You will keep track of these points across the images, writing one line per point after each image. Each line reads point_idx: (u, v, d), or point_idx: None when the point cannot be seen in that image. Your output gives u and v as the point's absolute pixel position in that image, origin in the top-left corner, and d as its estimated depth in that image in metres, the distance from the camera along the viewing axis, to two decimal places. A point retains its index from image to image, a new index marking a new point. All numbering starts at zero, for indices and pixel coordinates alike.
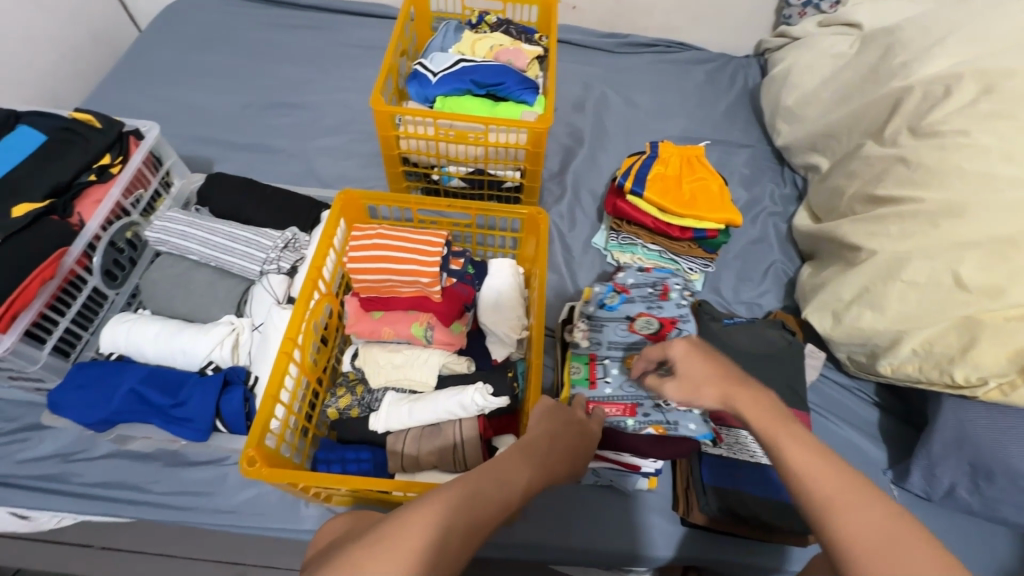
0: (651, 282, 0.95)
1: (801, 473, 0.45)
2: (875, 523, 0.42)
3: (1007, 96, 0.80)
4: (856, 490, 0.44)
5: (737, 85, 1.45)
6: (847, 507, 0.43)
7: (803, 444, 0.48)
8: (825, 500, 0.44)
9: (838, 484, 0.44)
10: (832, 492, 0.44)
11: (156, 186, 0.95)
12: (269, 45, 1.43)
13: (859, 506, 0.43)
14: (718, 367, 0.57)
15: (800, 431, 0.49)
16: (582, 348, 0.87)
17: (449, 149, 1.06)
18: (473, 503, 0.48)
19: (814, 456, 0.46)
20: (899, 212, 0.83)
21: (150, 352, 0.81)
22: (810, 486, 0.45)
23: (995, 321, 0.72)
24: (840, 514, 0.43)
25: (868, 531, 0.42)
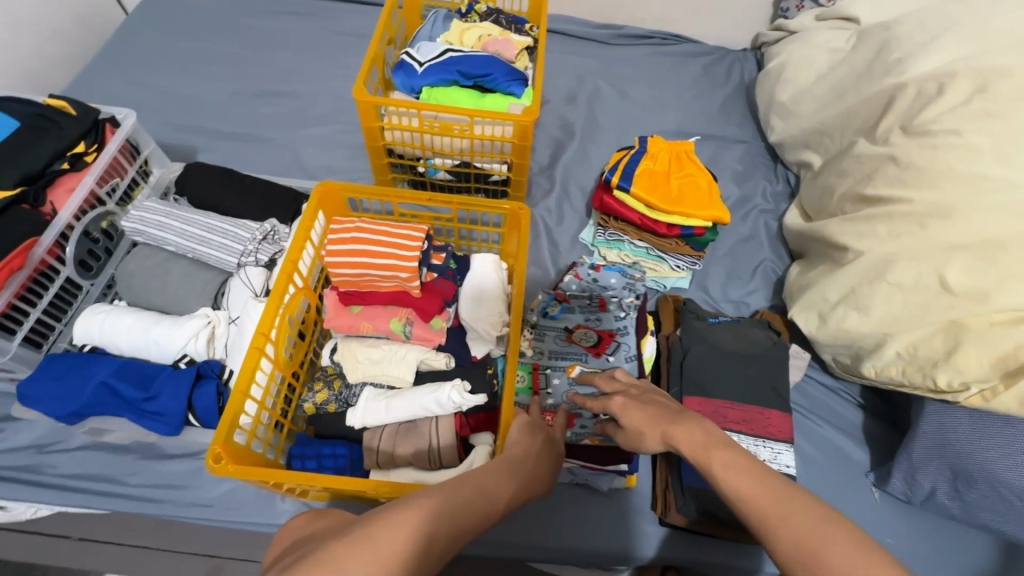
0: (588, 292, 0.99)
1: (739, 494, 0.45)
2: (813, 529, 0.41)
3: (1001, 95, 0.78)
4: (793, 498, 0.44)
5: (733, 79, 1.43)
6: (781, 515, 0.43)
7: (737, 460, 0.48)
8: (761, 515, 0.44)
9: (772, 495, 0.44)
10: (766, 505, 0.44)
11: (134, 175, 0.94)
12: (257, 31, 1.40)
13: (793, 514, 0.42)
14: (652, 411, 0.59)
15: (732, 449, 0.49)
16: (527, 356, 0.93)
17: (434, 141, 1.04)
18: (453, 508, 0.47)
19: (747, 476, 0.46)
20: (888, 212, 0.82)
21: (124, 344, 0.80)
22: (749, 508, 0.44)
23: (980, 325, 0.70)
24: (779, 526, 0.42)
25: (806, 535, 0.41)
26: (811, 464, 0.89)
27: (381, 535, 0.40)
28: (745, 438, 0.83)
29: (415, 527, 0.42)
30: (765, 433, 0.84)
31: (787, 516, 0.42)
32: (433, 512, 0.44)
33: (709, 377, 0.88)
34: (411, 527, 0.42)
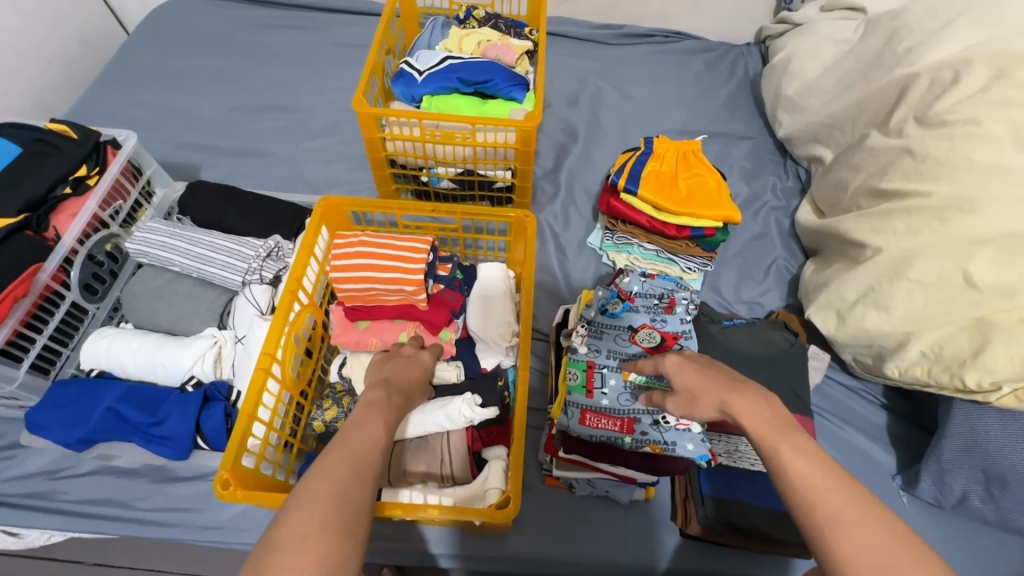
0: (657, 292, 0.89)
1: (802, 485, 0.44)
2: (884, 548, 0.39)
3: (1019, 82, 0.75)
4: (866, 507, 0.42)
5: (737, 74, 1.41)
6: (848, 523, 0.41)
7: (804, 451, 0.46)
8: (823, 510, 0.42)
9: (840, 499, 0.42)
10: (835, 504, 0.42)
11: (137, 196, 0.93)
12: (256, 46, 1.40)
13: (868, 527, 0.40)
14: (703, 373, 0.58)
15: (798, 436, 0.48)
16: (580, 353, 0.82)
17: (436, 150, 1.03)
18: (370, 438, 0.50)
19: (820, 473, 0.44)
20: (905, 207, 0.79)
21: (130, 367, 0.79)
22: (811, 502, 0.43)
23: (1009, 322, 0.67)
24: (840, 532, 0.40)
25: (869, 552, 0.39)
26: None
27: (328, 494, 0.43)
28: None
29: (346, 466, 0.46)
30: None
31: (858, 526, 0.40)
32: (355, 450, 0.48)
33: None
34: (342, 472, 0.45)
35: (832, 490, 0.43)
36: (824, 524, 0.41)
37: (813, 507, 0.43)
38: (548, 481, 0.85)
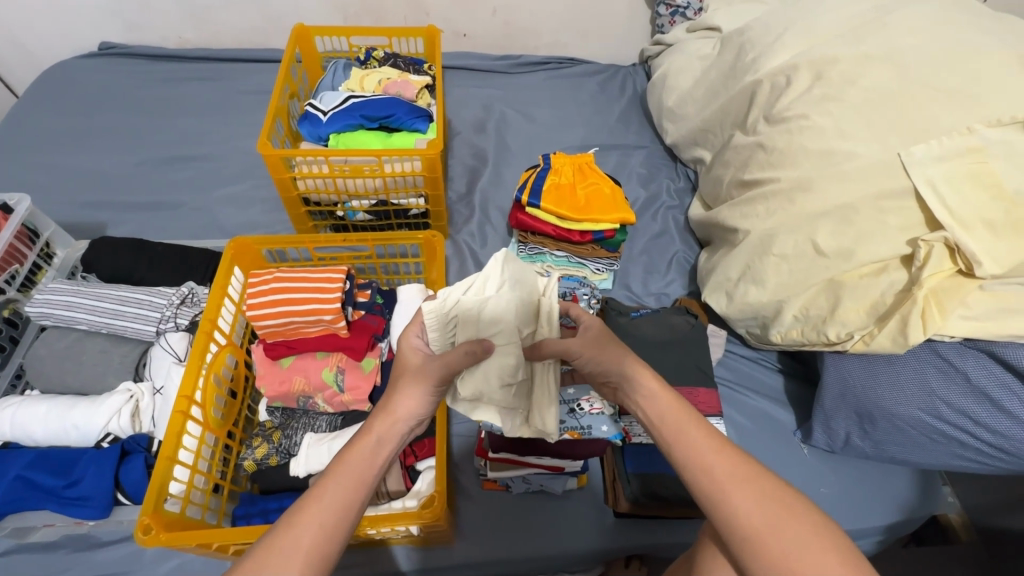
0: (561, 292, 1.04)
1: (697, 454, 0.51)
2: (771, 502, 0.47)
3: (835, 80, 0.89)
4: (748, 469, 0.50)
5: (627, 91, 1.55)
6: (740, 486, 0.48)
7: (700, 425, 0.53)
8: (716, 480, 0.49)
9: (730, 466, 0.50)
10: (727, 470, 0.49)
11: (35, 259, 0.90)
12: (159, 100, 1.40)
13: (753, 484, 0.48)
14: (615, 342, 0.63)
15: (690, 413, 0.54)
16: None
17: (348, 184, 1.07)
18: (331, 516, 0.48)
19: (712, 442, 0.51)
20: (764, 193, 0.91)
21: (38, 433, 0.77)
22: (710, 473, 0.50)
23: (853, 280, 0.79)
24: (736, 497, 0.48)
25: (760, 510, 0.47)
26: (745, 432, 0.96)
27: None
28: None
29: (291, 556, 0.45)
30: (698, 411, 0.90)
31: (747, 486, 0.48)
32: (316, 524, 0.47)
33: None
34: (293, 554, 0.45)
35: (725, 458, 0.50)
36: (722, 491, 0.48)
37: (713, 477, 0.49)
38: (487, 485, 0.88)
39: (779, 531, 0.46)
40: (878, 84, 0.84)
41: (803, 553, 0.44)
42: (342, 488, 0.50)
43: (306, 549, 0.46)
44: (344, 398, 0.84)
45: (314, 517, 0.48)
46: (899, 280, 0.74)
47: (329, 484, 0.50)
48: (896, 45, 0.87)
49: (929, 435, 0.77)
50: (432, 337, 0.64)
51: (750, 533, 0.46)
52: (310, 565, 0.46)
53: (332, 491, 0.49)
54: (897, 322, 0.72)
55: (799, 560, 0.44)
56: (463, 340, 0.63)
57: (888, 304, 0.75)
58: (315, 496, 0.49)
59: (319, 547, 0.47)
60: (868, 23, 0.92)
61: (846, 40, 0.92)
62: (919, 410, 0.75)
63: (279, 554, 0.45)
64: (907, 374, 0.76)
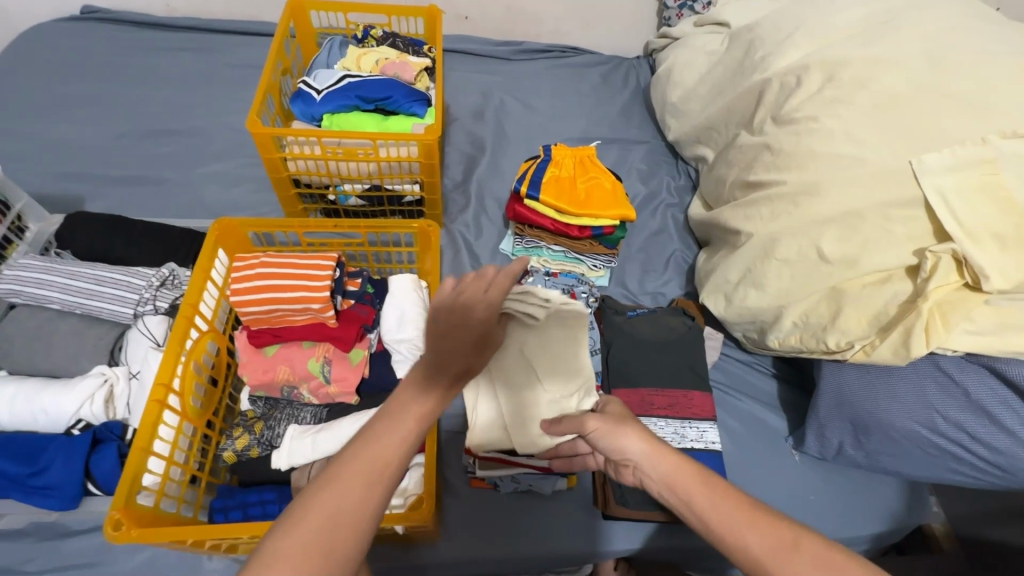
0: (560, 286, 1.02)
1: (729, 530, 0.50)
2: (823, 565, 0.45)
3: (846, 82, 0.86)
4: (784, 536, 0.48)
5: (630, 84, 1.51)
6: (784, 558, 0.46)
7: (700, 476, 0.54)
8: (733, 528, 0.49)
9: (767, 538, 0.48)
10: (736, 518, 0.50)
11: (5, 232, 0.86)
12: (143, 70, 1.33)
13: (795, 552, 0.47)
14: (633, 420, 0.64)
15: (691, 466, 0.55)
16: None
17: (340, 167, 1.03)
18: (382, 465, 0.45)
19: (739, 514, 0.50)
20: (768, 196, 0.89)
21: (5, 417, 0.73)
22: (750, 551, 0.48)
23: (855, 288, 0.77)
24: (781, 571, 0.46)
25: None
26: (737, 437, 0.95)
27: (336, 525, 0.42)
28: (672, 421, 0.88)
29: (330, 526, 0.42)
30: (691, 414, 0.89)
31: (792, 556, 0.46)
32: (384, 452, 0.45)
33: (633, 368, 0.92)
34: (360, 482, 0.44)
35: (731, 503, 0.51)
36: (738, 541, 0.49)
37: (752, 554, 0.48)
38: (474, 483, 0.86)
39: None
40: (890, 88, 0.82)
41: None
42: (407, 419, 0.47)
43: (342, 523, 0.42)
44: (329, 390, 0.81)
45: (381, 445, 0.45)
46: (904, 290, 0.73)
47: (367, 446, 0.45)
48: (910, 49, 0.85)
49: (923, 448, 0.76)
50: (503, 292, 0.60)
51: None
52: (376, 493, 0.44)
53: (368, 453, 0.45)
54: (900, 333, 0.71)
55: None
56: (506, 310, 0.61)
57: (890, 315, 0.73)
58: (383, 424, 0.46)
59: (383, 477, 0.45)
60: (881, 25, 0.90)
61: (859, 41, 0.90)
62: (915, 423, 0.75)
63: (345, 484, 0.43)
64: (905, 386, 0.75)
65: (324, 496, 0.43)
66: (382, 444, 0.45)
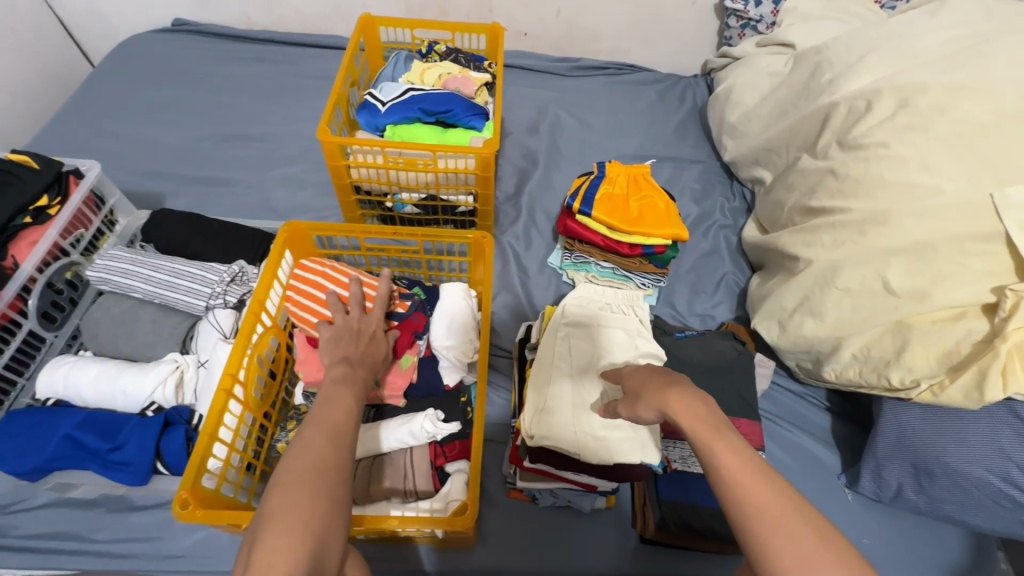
0: None
1: (727, 472, 0.49)
2: (786, 505, 0.47)
3: (922, 108, 0.83)
4: (764, 481, 0.48)
5: (686, 103, 1.50)
6: (755, 489, 0.48)
7: (740, 451, 0.50)
8: (759, 514, 0.46)
9: (742, 468, 0.49)
10: (764, 506, 0.46)
11: (99, 225, 0.94)
12: (224, 78, 1.43)
13: (761, 492, 0.47)
14: (659, 375, 0.62)
15: (730, 433, 0.52)
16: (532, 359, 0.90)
17: (400, 177, 1.07)
18: (336, 420, 0.58)
19: (742, 458, 0.49)
20: (831, 223, 0.86)
21: (89, 395, 0.79)
22: (730, 480, 0.49)
23: (924, 324, 0.73)
24: (754, 498, 0.47)
25: (776, 505, 0.47)
26: (786, 470, 0.91)
27: (310, 463, 0.51)
28: None
29: (312, 476, 0.50)
30: None
31: (761, 489, 0.47)
32: (338, 418, 0.58)
33: None
34: (321, 441, 0.54)
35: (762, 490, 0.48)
36: (757, 526, 0.46)
37: (731, 482, 0.49)
38: (512, 494, 0.87)
39: (783, 531, 0.45)
40: (971, 116, 0.78)
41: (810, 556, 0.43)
42: (345, 396, 0.62)
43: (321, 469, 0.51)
44: (378, 393, 0.82)
45: (329, 413, 0.58)
46: (979, 329, 0.69)
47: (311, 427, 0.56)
48: (993, 75, 0.81)
49: (994, 498, 0.71)
50: (580, 293, 0.94)
51: (760, 527, 0.46)
52: (334, 441, 0.55)
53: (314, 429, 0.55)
54: (973, 374, 0.67)
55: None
56: (585, 302, 0.93)
57: (963, 354, 0.69)
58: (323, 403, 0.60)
59: (338, 428, 0.57)
60: (962, 51, 0.86)
61: (937, 67, 0.86)
62: (987, 471, 0.70)
63: (308, 441, 0.54)
64: (976, 431, 0.70)
65: (298, 455, 0.52)
66: (333, 407, 0.59)
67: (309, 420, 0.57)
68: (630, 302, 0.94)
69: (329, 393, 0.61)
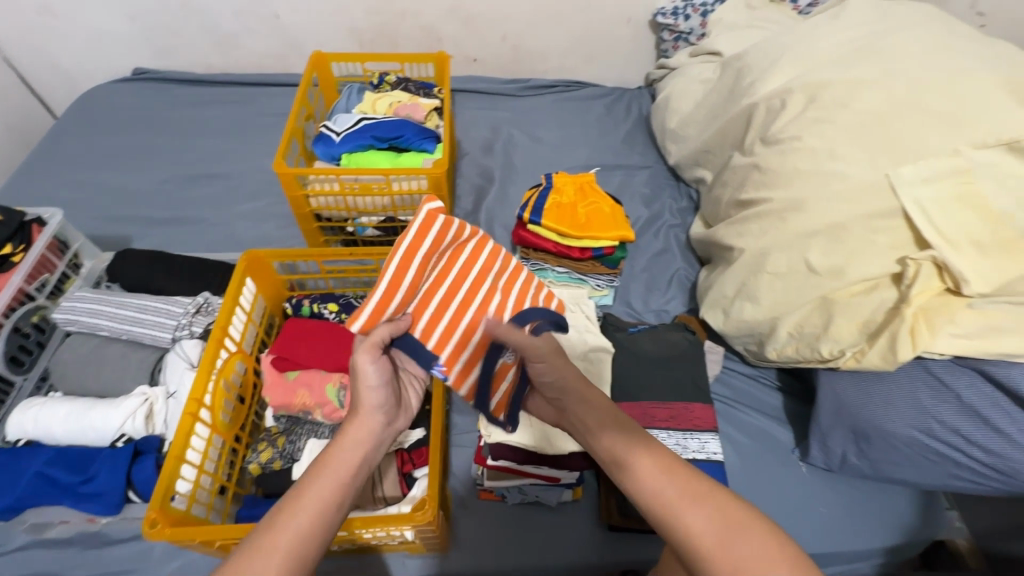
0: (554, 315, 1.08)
1: (640, 464, 0.53)
2: (691, 484, 0.52)
3: (827, 102, 0.91)
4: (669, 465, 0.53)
5: (632, 114, 1.59)
6: (661, 474, 0.53)
7: (648, 443, 0.55)
8: (671, 496, 0.51)
9: (652, 457, 0.54)
10: (675, 485, 0.52)
11: (64, 269, 0.97)
12: (185, 122, 1.48)
13: (672, 476, 0.52)
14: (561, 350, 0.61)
15: (629, 426, 0.57)
16: None
17: (358, 202, 1.12)
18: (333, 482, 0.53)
19: (649, 451, 0.54)
20: (758, 213, 0.93)
21: (60, 432, 0.81)
22: (644, 472, 0.53)
23: (844, 298, 0.79)
24: (664, 483, 0.52)
25: (680, 485, 0.52)
26: (743, 450, 0.96)
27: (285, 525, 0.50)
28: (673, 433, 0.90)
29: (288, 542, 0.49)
30: (691, 426, 0.91)
31: (668, 472, 0.53)
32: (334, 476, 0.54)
33: (637, 381, 0.95)
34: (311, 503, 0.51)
35: (670, 474, 0.52)
36: (671, 508, 0.51)
37: (645, 473, 0.53)
38: (483, 495, 0.90)
39: (694, 507, 0.50)
40: (868, 107, 0.86)
41: (721, 526, 0.48)
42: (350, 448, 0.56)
43: (305, 526, 0.50)
44: (343, 413, 0.86)
45: (334, 467, 0.54)
46: (889, 298, 0.75)
47: (329, 461, 0.54)
48: (885, 69, 0.89)
49: (923, 455, 0.77)
50: None
51: (671, 508, 0.51)
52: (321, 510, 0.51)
53: (328, 468, 0.54)
54: (886, 339, 0.74)
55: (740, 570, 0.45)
56: None
57: (878, 322, 0.76)
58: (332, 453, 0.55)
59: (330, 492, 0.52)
60: (859, 49, 0.95)
61: (838, 65, 0.95)
62: (912, 428, 0.76)
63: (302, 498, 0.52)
64: (899, 392, 0.77)
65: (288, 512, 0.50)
66: (333, 463, 0.54)
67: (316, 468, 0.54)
68: (578, 301, 0.99)
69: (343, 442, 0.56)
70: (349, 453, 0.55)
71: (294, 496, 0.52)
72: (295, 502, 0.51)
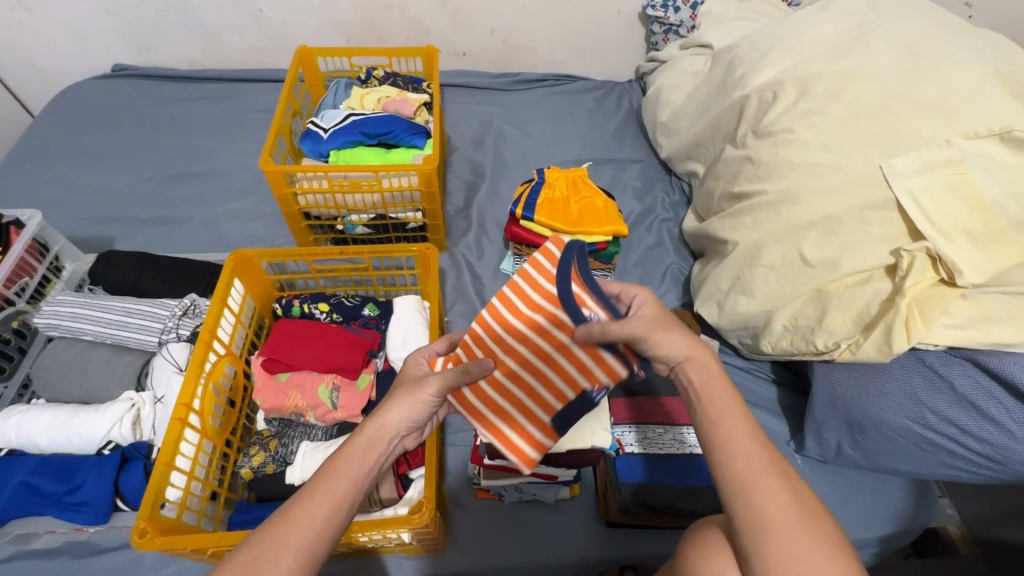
0: None
1: (726, 430, 0.50)
2: (775, 467, 0.49)
3: (819, 94, 0.90)
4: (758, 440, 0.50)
5: (623, 107, 1.58)
6: (751, 445, 0.49)
7: (740, 413, 0.52)
8: (748, 469, 0.48)
9: (744, 427, 0.51)
10: (762, 460, 0.49)
11: (44, 272, 0.94)
12: (167, 119, 1.44)
13: (758, 451, 0.49)
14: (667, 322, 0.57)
15: (730, 397, 0.52)
16: None
17: (348, 199, 1.10)
18: (347, 485, 0.53)
19: (740, 420, 0.51)
20: (752, 206, 0.93)
21: (43, 441, 0.79)
22: (730, 436, 0.50)
23: (838, 290, 0.79)
24: (751, 453, 0.49)
25: (768, 462, 0.49)
26: None
27: (297, 524, 0.49)
28: (671, 428, 0.87)
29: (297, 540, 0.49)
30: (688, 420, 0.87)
31: (757, 446, 0.50)
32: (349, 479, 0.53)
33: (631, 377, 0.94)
34: (325, 503, 0.51)
35: (758, 451, 0.49)
36: (749, 478, 0.48)
37: (730, 437, 0.50)
38: (479, 494, 0.90)
39: (772, 489, 0.47)
40: (860, 98, 0.86)
41: (792, 518, 0.46)
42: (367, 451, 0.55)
43: (316, 526, 0.50)
44: (336, 414, 0.85)
45: (349, 469, 0.54)
46: (883, 289, 0.76)
47: (345, 461, 0.54)
48: (877, 60, 0.89)
49: (918, 444, 0.77)
50: None
51: (750, 478, 0.48)
52: (333, 511, 0.51)
53: (344, 469, 0.54)
54: (882, 330, 0.74)
55: (803, 560, 0.44)
56: None
57: (873, 313, 0.76)
58: (348, 452, 0.55)
59: (344, 495, 0.52)
60: (849, 40, 0.95)
61: (830, 56, 0.94)
62: (907, 419, 0.76)
63: (316, 497, 0.51)
64: (894, 382, 0.77)
65: (301, 510, 0.50)
66: (348, 465, 0.54)
67: (333, 466, 0.54)
68: None
69: (362, 443, 0.56)
70: (365, 457, 0.55)
71: (309, 492, 0.52)
72: (309, 499, 0.51)
